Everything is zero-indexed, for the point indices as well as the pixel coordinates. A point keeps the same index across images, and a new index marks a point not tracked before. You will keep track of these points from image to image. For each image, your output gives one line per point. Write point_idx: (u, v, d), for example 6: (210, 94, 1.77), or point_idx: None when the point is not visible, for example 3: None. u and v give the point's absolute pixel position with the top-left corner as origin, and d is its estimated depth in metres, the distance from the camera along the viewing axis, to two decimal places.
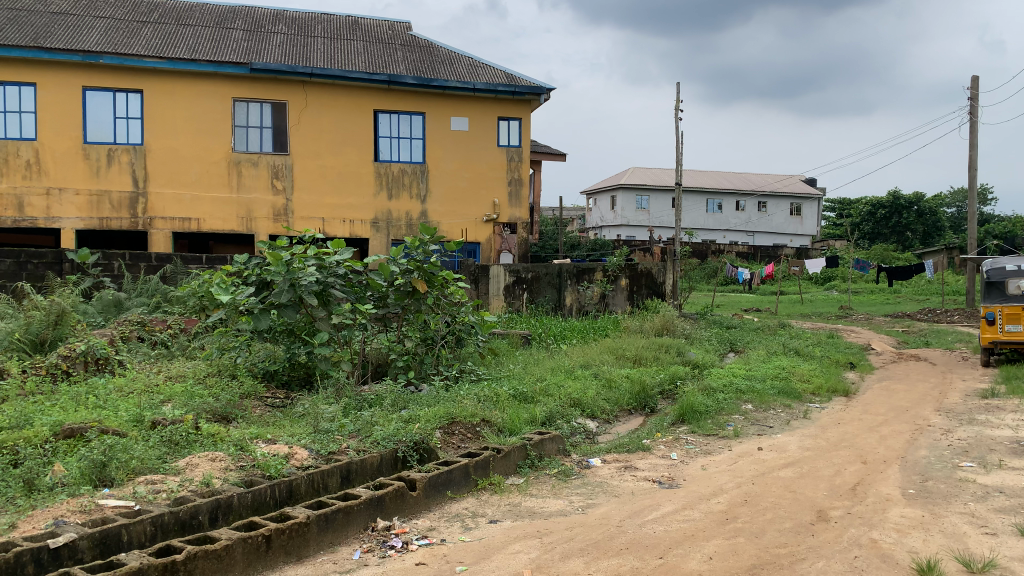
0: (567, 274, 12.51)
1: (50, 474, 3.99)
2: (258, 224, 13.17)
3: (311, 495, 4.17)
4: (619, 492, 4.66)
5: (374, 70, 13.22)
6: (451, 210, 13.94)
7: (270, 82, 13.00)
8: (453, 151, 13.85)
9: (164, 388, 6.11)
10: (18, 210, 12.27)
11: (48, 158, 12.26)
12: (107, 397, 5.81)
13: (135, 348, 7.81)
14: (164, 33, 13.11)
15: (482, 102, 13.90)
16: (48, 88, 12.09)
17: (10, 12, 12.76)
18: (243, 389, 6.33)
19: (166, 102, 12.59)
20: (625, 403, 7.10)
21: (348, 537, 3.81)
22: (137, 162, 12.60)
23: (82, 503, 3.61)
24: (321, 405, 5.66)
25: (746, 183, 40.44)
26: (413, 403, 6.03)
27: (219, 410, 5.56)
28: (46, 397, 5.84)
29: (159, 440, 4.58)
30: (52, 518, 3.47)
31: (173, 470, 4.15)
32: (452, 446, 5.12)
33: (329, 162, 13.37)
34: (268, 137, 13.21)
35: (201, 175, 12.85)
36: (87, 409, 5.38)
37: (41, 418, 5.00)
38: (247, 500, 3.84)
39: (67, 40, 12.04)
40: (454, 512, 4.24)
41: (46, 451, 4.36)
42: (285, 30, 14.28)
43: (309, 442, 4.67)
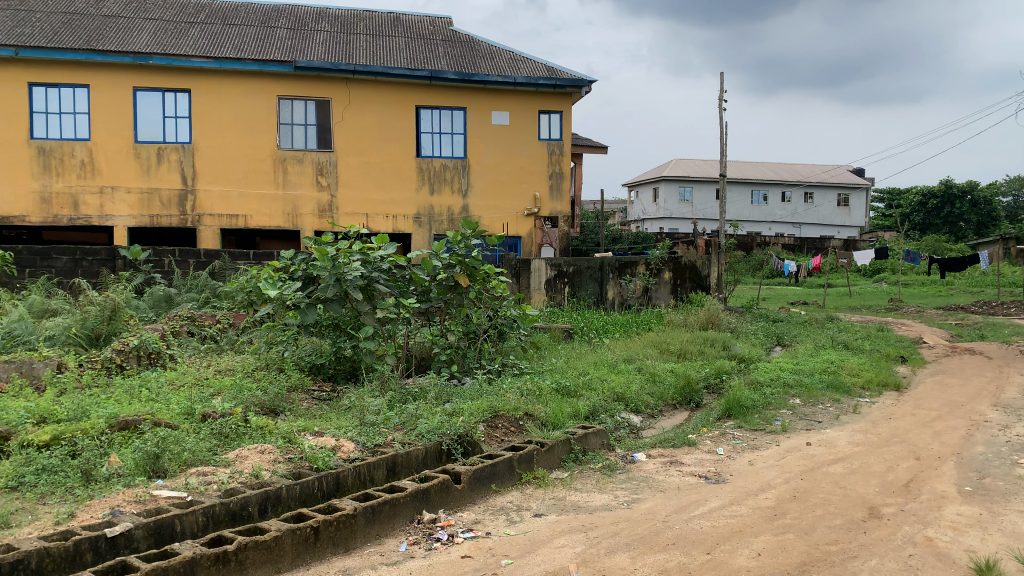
0: (609, 268, 12.45)
1: (107, 465, 4.11)
2: (303, 220, 13.34)
3: (358, 488, 4.21)
4: (665, 487, 4.62)
5: (416, 66, 13.28)
6: (492, 204, 13.96)
7: (314, 80, 13.14)
8: (494, 145, 13.86)
9: (214, 381, 6.24)
10: (73, 208, 12.59)
11: (101, 158, 12.57)
12: (159, 390, 5.95)
13: (186, 342, 7.98)
14: (210, 33, 13.35)
15: (523, 96, 13.88)
16: (101, 89, 12.40)
17: (63, 16, 13.10)
18: (290, 382, 6.44)
19: (213, 101, 12.82)
20: (670, 398, 7.05)
21: (395, 529, 3.84)
22: (186, 161, 12.86)
23: (137, 494, 3.70)
24: (367, 398, 5.72)
25: (792, 173, 39.76)
26: (457, 396, 6.06)
27: (266, 403, 5.66)
28: (102, 390, 6.01)
29: (210, 432, 4.68)
30: (109, 508, 3.57)
31: (223, 462, 4.23)
32: (495, 440, 5.13)
33: (372, 158, 13.48)
34: (312, 134, 13.37)
35: (248, 172, 13.06)
36: (140, 402, 5.52)
37: (98, 410, 5.14)
38: (295, 492, 3.89)
39: (117, 42, 12.33)
40: (499, 505, 4.25)
41: (102, 443, 4.48)
42: (328, 28, 14.43)
43: (355, 435, 4.73)
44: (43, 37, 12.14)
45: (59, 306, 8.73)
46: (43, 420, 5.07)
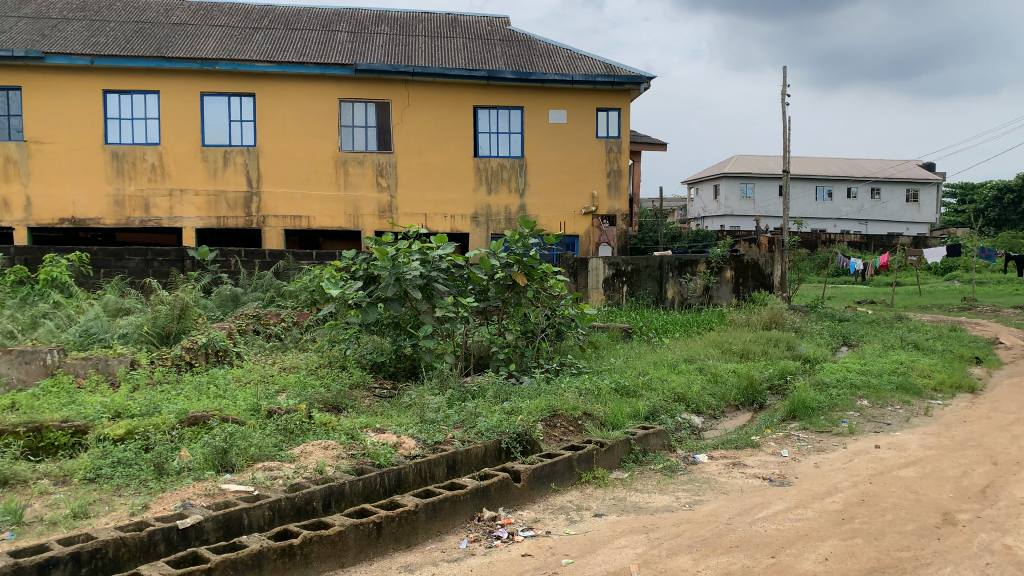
0: (669, 266, 12.31)
1: (178, 458, 4.24)
2: (364, 220, 13.54)
3: (418, 484, 4.26)
4: (727, 489, 4.55)
5: (474, 66, 13.35)
6: (549, 203, 13.95)
7: (374, 82, 13.32)
8: (552, 144, 13.85)
9: (279, 379, 6.39)
10: (145, 210, 13.03)
11: (170, 162, 12.97)
12: (227, 386, 6.12)
13: (252, 340, 8.19)
14: (274, 38, 13.65)
15: (581, 94, 13.82)
16: (170, 95, 12.80)
17: (135, 25, 13.56)
18: (352, 379, 6.54)
19: (277, 105, 13.11)
20: (732, 398, 6.94)
21: (455, 526, 3.87)
22: (251, 164, 13.18)
23: (207, 487, 3.81)
24: (427, 396, 5.78)
25: (858, 169, 38.71)
26: (515, 395, 6.07)
27: (329, 399, 5.76)
28: (173, 386, 6.22)
29: (276, 428, 4.79)
30: (180, 500, 3.68)
31: (288, 458, 4.33)
32: (554, 439, 5.13)
33: (431, 159, 13.61)
34: (372, 136, 13.57)
35: (310, 174, 13.32)
36: (209, 398, 5.68)
37: (168, 406, 5.31)
38: (358, 487, 3.95)
39: (186, 49, 12.71)
40: (559, 505, 4.24)
41: (172, 437, 4.63)
42: (387, 30, 14.61)
43: (416, 432, 4.78)
44: (116, 46, 12.59)
45: (132, 305, 9.04)
46: (117, 415, 5.27)
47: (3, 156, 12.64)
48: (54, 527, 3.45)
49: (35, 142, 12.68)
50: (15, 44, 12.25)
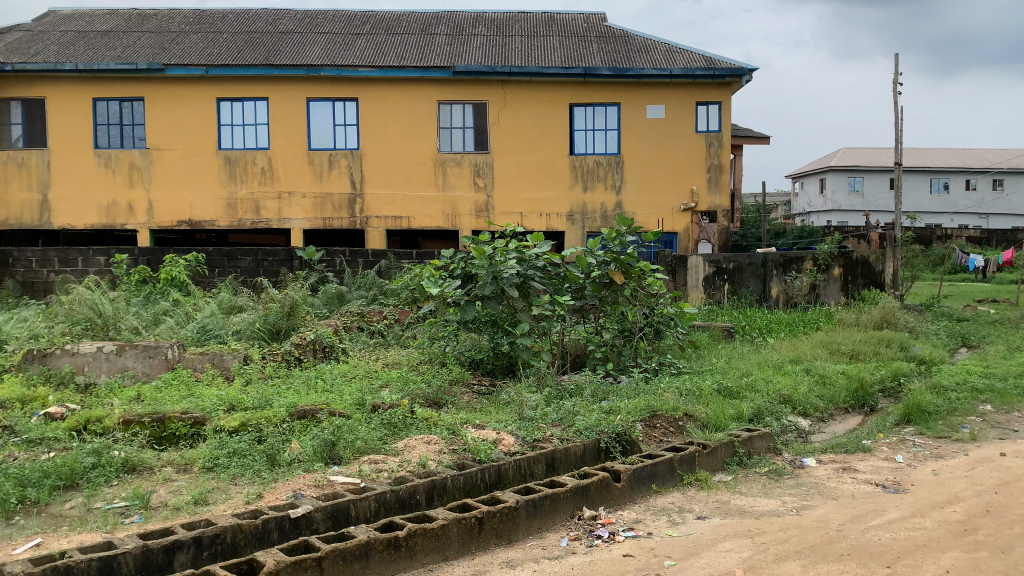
0: (773, 264, 11.93)
1: (289, 450, 4.43)
2: (462, 220, 13.73)
3: (518, 481, 4.29)
4: (838, 494, 4.38)
5: (570, 64, 13.31)
6: (647, 200, 13.78)
7: (471, 83, 13.48)
8: (649, 140, 13.68)
9: (382, 374, 6.57)
10: (256, 212, 13.62)
11: (279, 166, 13.51)
12: (333, 381, 6.34)
13: (356, 337, 8.45)
14: (375, 43, 14.02)
15: (680, 88, 13.58)
16: (279, 102, 13.35)
17: (246, 35, 14.19)
18: (451, 376, 6.65)
19: (378, 108, 13.47)
20: (841, 401, 6.66)
21: (556, 524, 3.88)
22: (354, 166, 13.58)
23: (317, 478, 3.96)
24: (525, 393, 5.81)
25: (978, 160, 36.54)
26: (613, 395, 6.03)
27: (430, 395, 5.88)
28: (283, 380, 6.50)
29: (380, 422, 4.92)
30: (292, 490, 3.84)
31: (392, 451, 4.44)
32: (654, 439, 5.06)
33: (528, 158, 13.67)
34: (469, 136, 13.74)
35: (410, 175, 13.61)
36: (317, 392, 5.90)
37: (279, 400, 5.54)
38: (459, 482, 4.01)
39: (293, 57, 13.23)
40: (660, 506, 4.19)
41: (283, 429, 4.82)
42: (484, 31, 14.77)
43: (515, 430, 4.82)
44: (229, 56, 13.22)
45: (244, 303, 9.47)
46: (232, 407, 5.54)
47: (128, 163, 13.39)
48: (178, 512, 3.66)
49: (156, 149, 13.40)
50: (138, 57, 13.04)
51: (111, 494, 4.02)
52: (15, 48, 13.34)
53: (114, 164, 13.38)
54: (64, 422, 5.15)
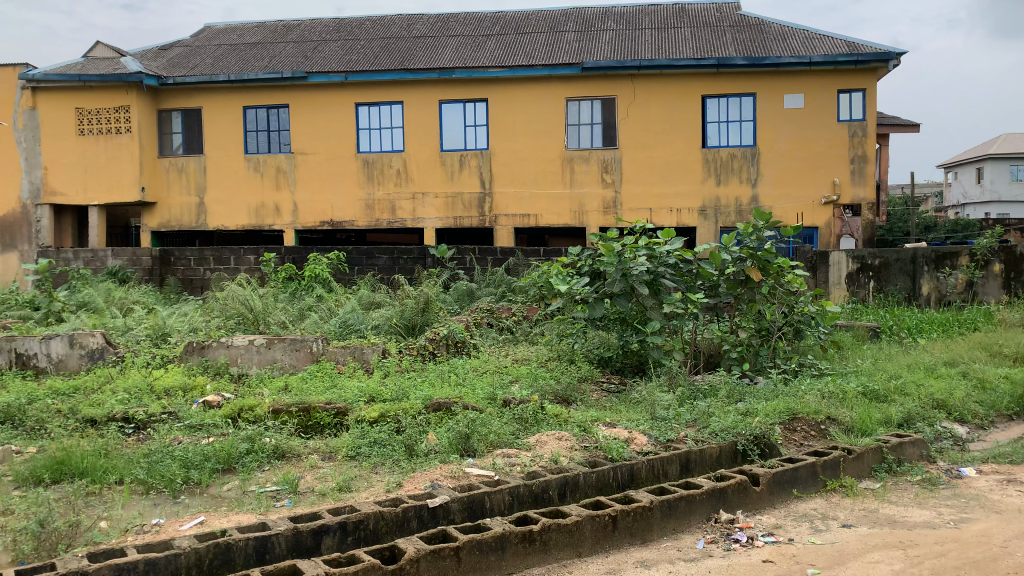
0: (924, 260, 11.19)
1: (425, 441, 4.57)
2: (590, 217, 13.69)
3: (652, 481, 4.23)
4: (1001, 508, 4.05)
5: (702, 55, 12.99)
6: (784, 193, 13.27)
7: (600, 79, 13.41)
8: (787, 130, 13.16)
9: (512, 370, 6.65)
10: (391, 212, 14.10)
11: (413, 167, 13.94)
12: (466, 375, 6.49)
13: (486, 333, 8.60)
14: (505, 43, 14.20)
15: (820, 76, 12.97)
16: (413, 105, 13.77)
17: (382, 41, 14.73)
18: (580, 373, 6.63)
19: (508, 107, 13.64)
20: (1005, 408, 6.15)
21: (691, 526, 3.81)
22: (484, 165, 13.81)
23: (453, 470, 4.07)
24: (658, 392, 5.73)
25: None
26: (750, 396, 5.84)
27: (560, 392, 5.90)
28: (418, 374, 6.72)
29: (511, 417, 4.99)
30: (429, 480, 3.96)
31: (525, 446, 4.49)
32: (794, 443, 4.87)
33: (658, 153, 13.46)
34: (598, 132, 13.67)
35: (539, 173, 13.71)
36: (450, 386, 6.06)
37: (415, 393, 5.73)
38: (591, 480, 4.01)
39: (426, 60, 13.61)
40: (802, 512, 4.02)
41: (420, 421, 4.98)
42: (613, 26, 14.65)
43: (648, 429, 4.76)
44: (366, 63, 13.77)
45: (381, 299, 9.83)
46: (371, 399, 5.77)
47: (274, 167, 14.19)
48: (324, 497, 3.86)
49: (300, 154, 14.14)
50: (283, 67, 13.82)
51: (263, 478, 4.29)
52: (177, 63, 14.44)
53: (262, 168, 14.21)
54: (221, 410, 5.54)
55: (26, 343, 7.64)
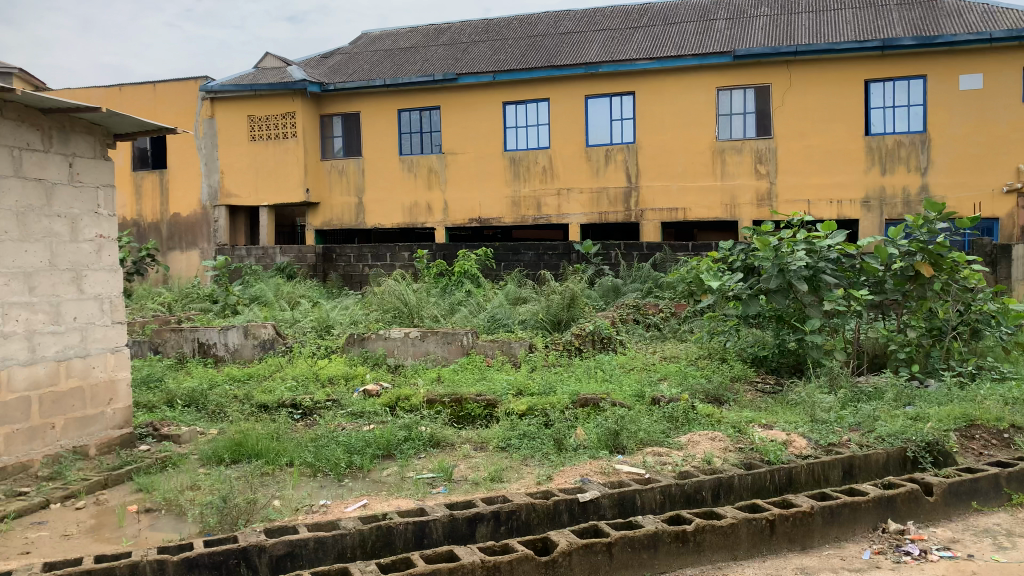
0: None
1: (574, 436, 4.60)
2: (742, 210, 13.23)
3: (811, 486, 4.05)
4: None
5: (866, 37, 12.25)
6: (959, 181, 12.29)
7: (753, 67, 12.93)
8: (962, 114, 12.17)
9: (661, 367, 6.56)
10: (537, 208, 14.22)
11: (560, 163, 14.01)
12: (614, 372, 6.46)
13: (633, 329, 8.53)
14: (653, 35, 13.99)
15: (1002, 53, 11.89)
16: (560, 101, 13.85)
17: (529, 39, 14.90)
18: (733, 372, 6.44)
19: (656, 100, 13.44)
20: None
21: (855, 535, 3.62)
22: (631, 159, 13.67)
23: (603, 465, 4.07)
24: (817, 394, 5.47)
25: None
26: (920, 399, 5.46)
27: (711, 391, 5.75)
28: (566, 369, 6.76)
29: (661, 414, 4.92)
30: (579, 475, 3.98)
31: (676, 445, 4.41)
32: (972, 452, 4.50)
33: (816, 142, 12.82)
34: (751, 122, 13.17)
35: (688, 166, 13.41)
36: (598, 382, 6.07)
37: (563, 387, 5.76)
38: (747, 482, 3.89)
39: (573, 57, 13.65)
40: (982, 527, 3.71)
41: (569, 416, 5.01)
42: (767, 11, 14.08)
43: (807, 431, 4.56)
44: (514, 62, 14.00)
45: (529, 295, 9.96)
46: (520, 392, 5.87)
47: (426, 167, 14.68)
48: (477, 486, 3.97)
49: (451, 153, 14.55)
50: (435, 69, 14.30)
51: (419, 466, 4.47)
52: (337, 70, 15.26)
53: (414, 168, 14.74)
54: (380, 398, 5.82)
55: (207, 332, 8.32)
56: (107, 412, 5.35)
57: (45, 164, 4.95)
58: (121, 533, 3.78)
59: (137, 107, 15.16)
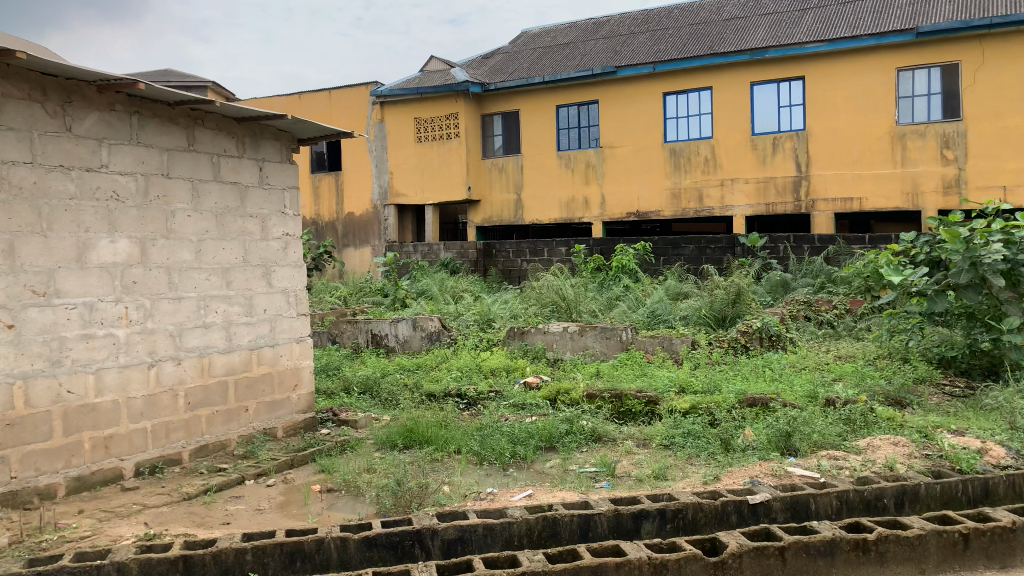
0: None
1: (742, 437, 4.46)
2: (925, 198, 12.27)
3: (1012, 500, 3.70)
4: None
5: None
6: None
7: (940, 44, 11.94)
8: None
9: (835, 367, 6.22)
10: (699, 201, 13.86)
11: (723, 154, 13.59)
12: (782, 371, 6.20)
13: (804, 326, 8.14)
14: (825, 15, 13.24)
15: None
16: (723, 90, 13.43)
17: (691, 28, 14.54)
18: (916, 374, 6.00)
19: (828, 85, 12.73)
20: None
21: None
22: (800, 148, 13.04)
23: (774, 468, 3.93)
24: (1017, 398, 4.99)
25: None
26: None
27: (891, 393, 5.38)
28: (731, 367, 6.56)
29: (837, 417, 4.66)
30: (749, 476, 3.86)
31: (854, 449, 4.17)
32: None
33: (1014, 122, 11.66)
34: (936, 104, 12.16)
35: (864, 153, 12.60)
36: (766, 381, 5.84)
37: (729, 386, 5.59)
38: (935, 492, 3.61)
39: (737, 44, 13.21)
40: None
41: (736, 415, 4.87)
42: None
43: (1006, 440, 4.17)
44: (675, 52, 13.73)
45: (690, 290, 9.74)
46: (683, 389, 5.76)
47: (585, 161, 14.68)
48: (640, 483, 3.94)
49: (610, 147, 14.47)
50: (594, 63, 14.29)
51: (582, 460, 4.49)
52: (498, 69, 15.59)
53: (573, 163, 14.79)
54: (541, 391, 5.91)
55: (379, 324, 8.77)
56: (293, 396, 5.77)
57: (239, 169, 5.40)
58: (307, 509, 4.07)
59: (315, 114, 16.29)
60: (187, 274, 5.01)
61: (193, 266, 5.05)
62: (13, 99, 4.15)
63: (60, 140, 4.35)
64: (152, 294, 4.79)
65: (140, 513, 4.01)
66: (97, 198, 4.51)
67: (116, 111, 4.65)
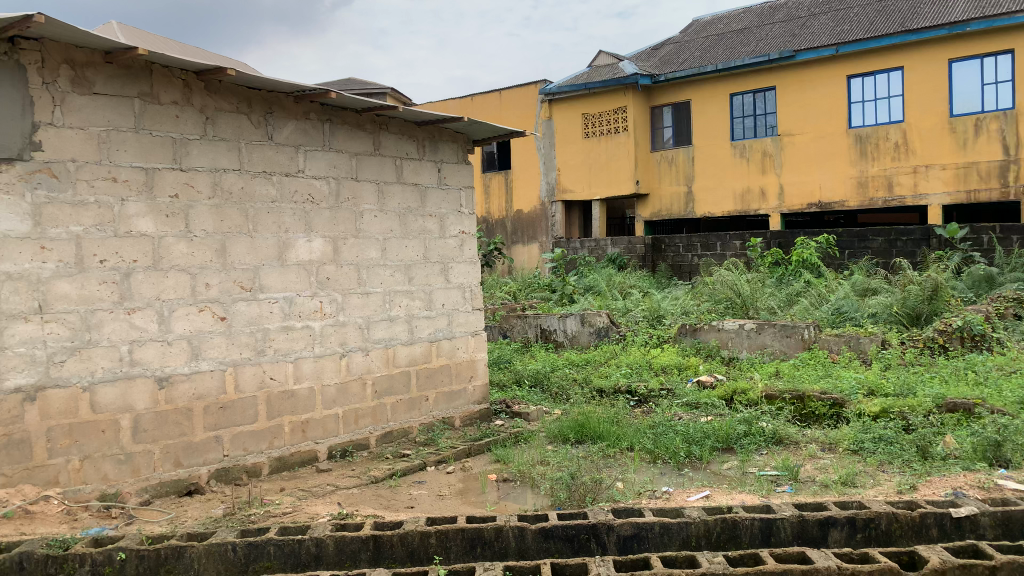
0: None
1: (942, 444, 4.12)
2: None
3: None
4: None
5: None
6: None
7: None
8: None
9: None
10: (889, 189, 12.94)
11: (916, 139, 12.59)
12: (989, 374, 5.66)
13: (1013, 326, 7.39)
14: None
15: None
16: (916, 69, 12.44)
17: (879, 4, 13.57)
18: None
19: None
20: None
21: None
22: (1007, 129, 11.83)
23: (981, 480, 3.61)
24: None
25: None
26: None
27: None
28: (927, 368, 6.07)
29: None
30: (951, 488, 3.57)
31: None
32: None
33: None
34: None
35: None
36: (969, 385, 5.36)
37: (926, 389, 5.18)
38: None
39: (933, 18, 12.18)
40: None
41: (934, 421, 4.51)
42: None
43: None
44: (861, 32, 12.87)
45: (879, 285, 9.10)
46: (872, 393, 5.41)
47: (760, 151, 14.09)
48: (827, 489, 3.75)
49: (787, 135, 13.80)
50: (770, 49, 13.71)
51: (762, 462, 4.33)
52: (668, 60, 15.30)
53: (747, 153, 14.24)
54: (716, 390, 5.76)
55: (549, 320, 8.89)
56: (469, 388, 5.98)
57: (419, 170, 5.66)
58: (484, 498, 4.21)
59: (486, 114, 16.76)
60: (373, 270, 5.32)
61: (378, 263, 5.35)
62: (225, 112, 4.58)
63: (263, 149, 4.75)
64: (343, 290, 5.13)
65: (334, 493, 4.32)
66: (294, 201, 4.89)
67: (311, 120, 5.01)
